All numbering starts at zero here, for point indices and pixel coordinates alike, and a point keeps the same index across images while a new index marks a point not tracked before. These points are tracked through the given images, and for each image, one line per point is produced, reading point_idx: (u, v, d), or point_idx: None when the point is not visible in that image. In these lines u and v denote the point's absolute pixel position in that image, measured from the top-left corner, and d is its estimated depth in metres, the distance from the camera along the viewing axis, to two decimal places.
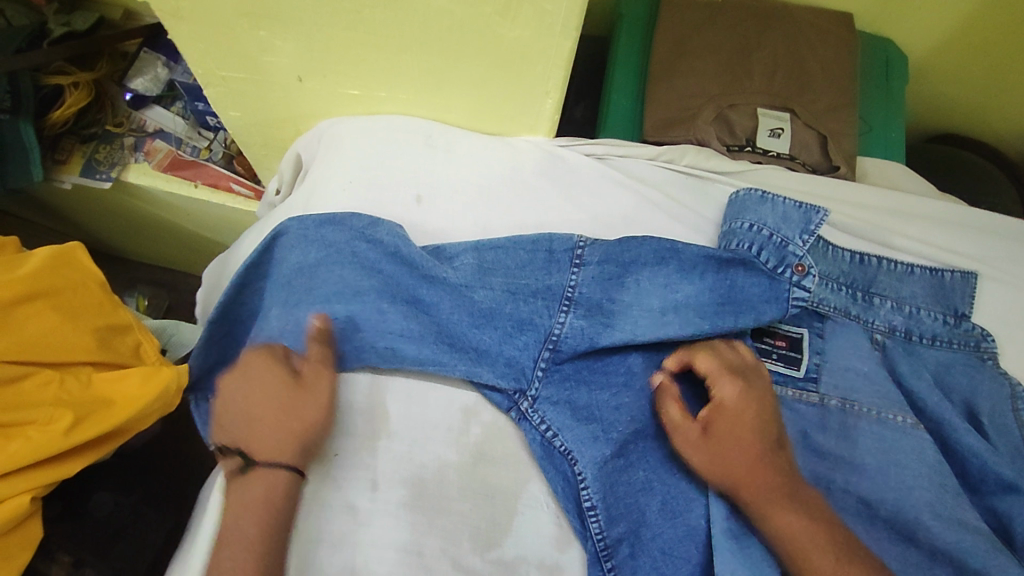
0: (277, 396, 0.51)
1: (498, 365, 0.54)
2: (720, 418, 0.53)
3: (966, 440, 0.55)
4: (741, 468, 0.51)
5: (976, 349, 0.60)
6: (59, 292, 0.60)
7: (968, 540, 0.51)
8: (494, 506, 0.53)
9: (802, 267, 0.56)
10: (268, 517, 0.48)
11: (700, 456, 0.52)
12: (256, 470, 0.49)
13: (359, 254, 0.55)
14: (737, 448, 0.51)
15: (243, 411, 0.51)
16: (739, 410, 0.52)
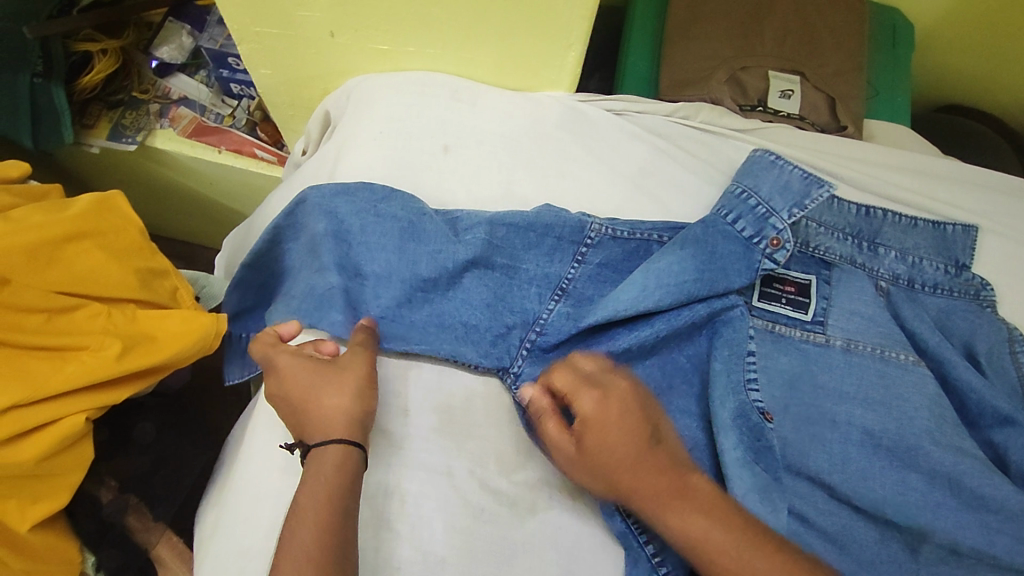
0: (316, 373, 0.51)
1: (483, 343, 0.58)
2: (590, 435, 0.49)
3: (964, 376, 0.58)
4: (616, 466, 0.48)
5: (975, 297, 0.63)
6: (104, 233, 0.63)
7: (964, 464, 0.54)
8: (518, 433, 0.57)
9: (778, 242, 0.59)
10: (339, 495, 0.46)
11: (577, 472, 0.50)
12: (315, 451, 0.48)
13: (370, 228, 0.60)
14: (611, 458, 0.48)
15: (291, 391, 0.51)
16: (603, 421, 0.49)
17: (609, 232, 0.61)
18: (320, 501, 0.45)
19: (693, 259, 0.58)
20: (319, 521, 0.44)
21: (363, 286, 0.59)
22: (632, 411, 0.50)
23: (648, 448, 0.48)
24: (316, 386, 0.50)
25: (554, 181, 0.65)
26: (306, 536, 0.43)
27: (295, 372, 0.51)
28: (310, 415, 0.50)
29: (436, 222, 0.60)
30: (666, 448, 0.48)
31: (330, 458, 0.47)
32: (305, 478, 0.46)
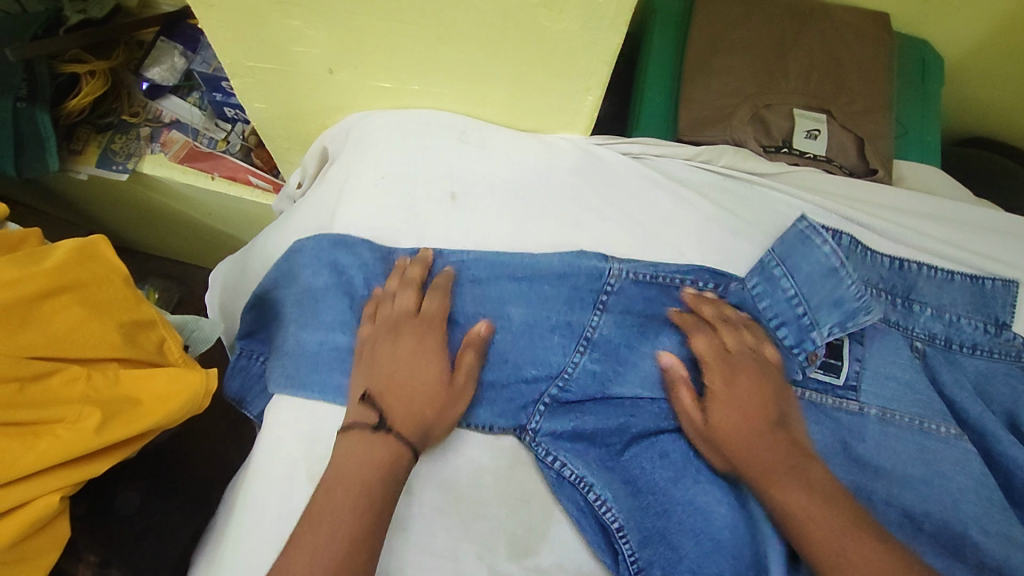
0: (408, 362, 0.53)
1: (499, 402, 0.55)
2: (717, 407, 0.53)
3: (1011, 452, 0.54)
4: (733, 440, 0.52)
5: (1018, 359, 0.59)
6: (85, 286, 0.59)
7: (1018, 557, 0.49)
8: (529, 512, 0.52)
9: (814, 356, 0.57)
10: (378, 478, 0.48)
11: (698, 441, 0.54)
12: (384, 436, 0.50)
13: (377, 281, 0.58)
14: (733, 429, 0.52)
15: (391, 363, 0.53)
16: (725, 391, 0.54)
17: (629, 276, 0.57)
18: (358, 487, 0.47)
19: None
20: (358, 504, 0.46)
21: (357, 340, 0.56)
22: (770, 367, 0.55)
23: (768, 429, 0.51)
24: (421, 397, 0.52)
25: (569, 231, 0.61)
26: (349, 509, 0.45)
27: (397, 354, 0.53)
28: (396, 368, 0.53)
29: (444, 261, 0.58)
30: (790, 433, 0.52)
31: (385, 449, 0.49)
32: (349, 458, 0.48)
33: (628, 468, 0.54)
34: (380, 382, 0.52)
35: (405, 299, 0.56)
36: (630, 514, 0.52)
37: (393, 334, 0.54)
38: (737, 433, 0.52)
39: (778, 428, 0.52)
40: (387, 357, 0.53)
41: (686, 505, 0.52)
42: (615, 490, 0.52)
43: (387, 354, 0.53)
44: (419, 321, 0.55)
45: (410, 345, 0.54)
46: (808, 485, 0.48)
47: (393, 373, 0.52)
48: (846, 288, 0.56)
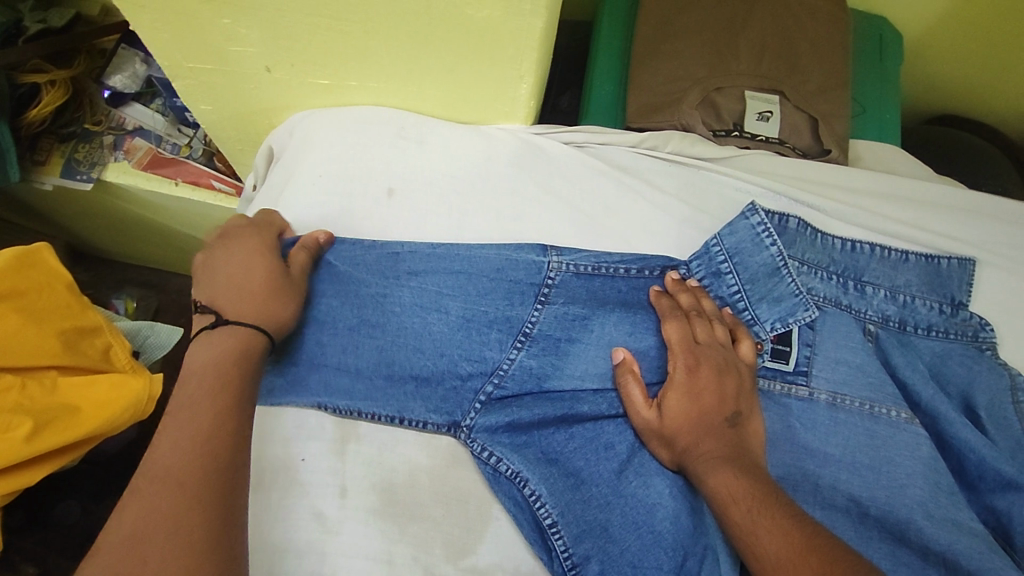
0: (232, 266, 0.51)
1: (434, 398, 0.53)
2: (673, 396, 0.52)
3: (962, 434, 0.52)
4: (683, 432, 0.51)
5: (974, 339, 0.57)
6: (23, 294, 0.58)
7: (962, 542, 0.48)
8: (467, 510, 0.51)
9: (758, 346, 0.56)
10: (216, 410, 0.43)
11: (650, 436, 0.52)
12: (219, 330, 0.48)
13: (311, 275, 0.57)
14: (687, 424, 0.51)
15: (231, 275, 0.50)
16: (689, 379, 0.52)
17: (569, 267, 0.56)
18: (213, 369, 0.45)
19: (652, 331, 0.56)
20: (194, 422, 0.42)
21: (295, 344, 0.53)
22: (736, 360, 0.54)
23: (720, 423, 0.51)
24: (255, 292, 0.50)
25: (509, 222, 0.60)
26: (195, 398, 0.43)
27: (231, 263, 0.51)
28: (239, 271, 0.50)
29: (383, 257, 0.56)
30: (742, 432, 0.51)
31: (227, 341, 0.47)
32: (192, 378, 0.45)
33: (573, 463, 0.52)
34: (216, 287, 0.50)
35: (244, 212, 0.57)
36: (568, 509, 0.50)
37: (224, 245, 0.53)
38: (682, 420, 0.51)
39: (731, 425, 0.51)
40: (223, 267, 0.51)
41: (628, 497, 0.51)
42: (555, 482, 0.50)
43: (222, 259, 0.51)
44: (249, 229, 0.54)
45: (241, 245, 0.52)
46: (738, 469, 0.48)
47: (214, 281, 0.50)
48: (786, 286, 0.56)
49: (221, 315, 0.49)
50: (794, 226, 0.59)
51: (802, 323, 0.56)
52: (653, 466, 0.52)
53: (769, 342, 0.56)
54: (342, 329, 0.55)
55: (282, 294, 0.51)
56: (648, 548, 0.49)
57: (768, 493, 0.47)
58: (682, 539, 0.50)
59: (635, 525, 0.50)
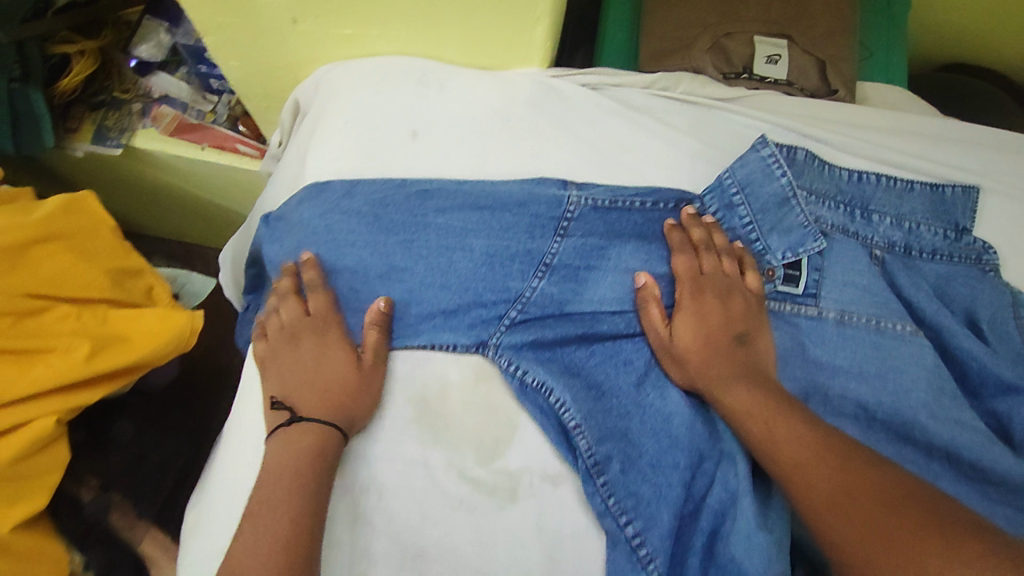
0: (309, 376, 0.55)
1: (461, 326, 0.56)
2: (683, 320, 0.55)
3: (965, 344, 0.55)
4: (694, 356, 0.54)
5: (976, 262, 0.60)
6: (72, 235, 0.61)
7: (964, 438, 0.51)
8: (496, 420, 0.54)
9: (772, 272, 0.59)
10: (302, 487, 0.49)
11: (665, 360, 0.55)
12: (302, 426, 0.52)
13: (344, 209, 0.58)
14: (699, 351, 0.54)
15: (316, 376, 0.55)
16: (701, 309, 0.56)
17: (587, 202, 0.59)
18: (289, 471, 0.50)
19: (665, 259, 0.59)
20: (271, 521, 0.47)
21: (341, 281, 0.58)
22: (755, 305, 0.57)
23: (729, 344, 0.54)
24: (325, 389, 0.53)
25: (528, 160, 0.62)
26: (278, 500, 0.48)
27: (301, 356, 0.56)
28: (321, 366, 0.55)
29: (409, 195, 0.59)
30: (752, 351, 0.54)
31: (308, 438, 0.51)
32: (281, 467, 0.50)
33: (593, 377, 0.55)
34: (292, 385, 0.55)
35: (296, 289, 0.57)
36: (591, 414, 0.53)
37: (294, 344, 0.56)
38: (693, 356, 0.54)
39: (739, 344, 0.54)
40: (292, 364, 0.56)
41: (646, 406, 0.54)
42: (577, 395, 0.53)
43: (290, 359, 0.56)
44: (313, 322, 0.56)
45: (312, 343, 0.56)
46: (752, 386, 0.52)
47: (290, 379, 0.55)
48: (795, 217, 0.59)
49: (295, 412, 0.54)
50: (802, 157, 0.61)
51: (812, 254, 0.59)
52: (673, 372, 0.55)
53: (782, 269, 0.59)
54: (373, 266, 0.57)
55: (363, 384, 0.53)
56: (673, 444, 0.53)
57: (783, 404, 0.50)
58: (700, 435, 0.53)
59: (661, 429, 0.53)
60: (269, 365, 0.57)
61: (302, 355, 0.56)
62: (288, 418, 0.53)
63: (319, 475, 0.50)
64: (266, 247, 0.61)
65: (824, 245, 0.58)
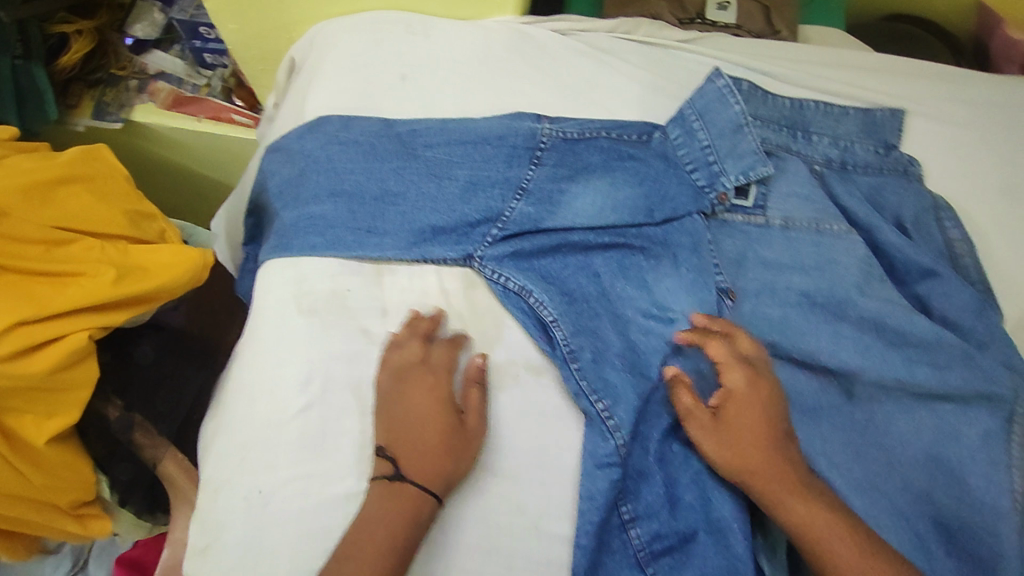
0: (406, 425, 0.54)
1: (450, 241, 0.62)
2: (734, 403, 0.54)
3: (889, 239, 0.62)
4: (750, 433, 0.53)
5: (903, 173, 0.68)
6: (93, 179, 0.68)
7: (890, 312, 0.58)
8: (485, 321, 0.61)
9: (723, 197, 0.65)
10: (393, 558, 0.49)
11: (708, 437, 0.54)
12: (405, 489, 0.52)
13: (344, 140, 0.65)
14: (745, 422, 0.54)
15: (412, 421, 0.54)
16: (750, 395, 0.54)
17: (558, 134, 0.66)
18: (382, 531, 0.50)
19: (629, 182, 0.64)
20: None
21: (331, 209, 0.62)
22: (786, 416, 0.55)
23: (773, 440, 0.53)
24: (428, 446, 0.53)
25: (506, 96, 0.69)
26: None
27: (411, 408, 0.55)
28: (409, 412, 0.54)
29: (400, 133, 0.65)
30: (794, 449, 0.54)
31: (407, 501, 0.51)
32: (361, 526, 0.50)
33: (566, 284, 0.62)
34: (394, 437, 0.54)
35: (449, 346, 0.58)
36: (565, 312, 0.60)
37: (399, 394, 0.55)
38: (742, 473, 0.53)
39: (787, 441, 0.54)
40: (402, 411, 0.54)
41: (611, 302, 0.62)
42: (552, 299, 0.60)
43: (399, 405, 0.55)
44: (424, 371, 0.56)
45: (422, 389, 0.55)
46: (807, 494, 0.52)
47: (391, 427, 0.54)
48: (747, 142, 0.65)
49: (404, 471, 0.52)
50: (747, 88, 0.69)
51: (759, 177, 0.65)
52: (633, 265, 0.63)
53: (733, 189, 0.65)
54: (367, 191, 0.62)
55: (455, 441, 0.54)
56: (631, 329, 0.61)
57: (804, 484, 0.52)
58: (656, 321, 0.61)
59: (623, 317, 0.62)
60: (380, 410, 0.55)
61: (431, 396, 0.55)
62: (391, 472, 0.52)
63: (410, 537, 0.50)
64: (270, 179, 0.67)
65: (769, 171, 0.64)
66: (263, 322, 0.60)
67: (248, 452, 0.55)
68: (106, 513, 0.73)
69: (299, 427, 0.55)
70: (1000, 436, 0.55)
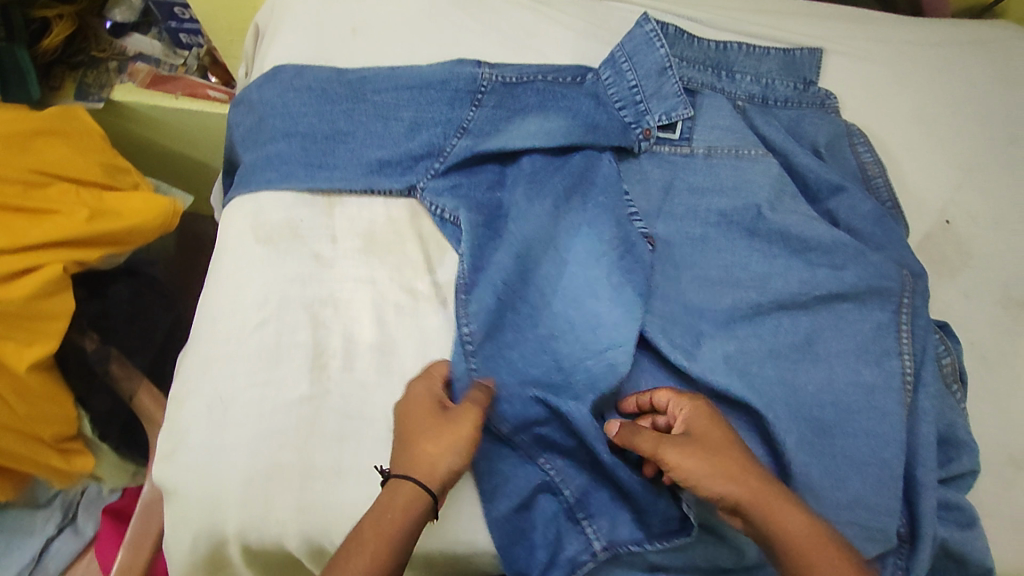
0: (427, 421, 0.53)
1: (396, 173, 0.67)
2: (692, 427, 0.54)
3: (803, 161, 0.67)
4: (729, 458, 0.52)
5: (821, 106, 0.73)
6: (69, 133, 0.72)
7: (791, 220, 0.63)
8: (429, 246, 0.66)
9: (648, 133, 0.70)
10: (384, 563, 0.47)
11: (704, 467, 0.51)
12: (395, 486, 0.50)
13: (298, 86, 0.69)
14: (722, 448, 0.52)
15: (406, 431, 0.53)
16: (703, 418, 0.55)
17: (498, 79, 0.71)
18: (373, 546, 0.47)
19: (562, 120, 0.69)
20: None
21: (286, 147, 0.67)
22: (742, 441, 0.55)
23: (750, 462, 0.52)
24: (416, 438, 0.52)
25: (451, 46, 0.75)
26: None
27: (402, 417, 0.54)
28: (410, 421, 0.54)
29: (350, 80, 0.70)
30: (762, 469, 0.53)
31: (401, 501, 0.49)
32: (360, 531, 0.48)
33: (495, 214, 0.67)
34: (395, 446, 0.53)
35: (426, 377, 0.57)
36: (476, 246, 0.64)
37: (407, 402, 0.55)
38: (742, 492, 0.50)
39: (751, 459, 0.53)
40: (405, 417, 0.54)
41: (527, 233, 0.64)
42: (472, 225, 0.64)
43: (412, 412, 0.54)
44: (433, 389, 0.56)
45: (424, 396, 0.55)
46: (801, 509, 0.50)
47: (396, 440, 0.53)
48: (670, 82, 0.70)
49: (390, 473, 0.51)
50: (674, 32, 0.74)
51: (682, 117, 0.71)
52: (534, 199, 0.66)
53: (658, 126, 0.71)
54: (320, 130, 0.67)
55: (445, 430, 0.52)
56: (527, 256, 0.63)
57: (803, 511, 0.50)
58: (545, 253, 0.64)
59: (525, 245, 0.63)
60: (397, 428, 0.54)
61: (424, 407, 0.54)
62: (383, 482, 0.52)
63: (397, 541, 0.48)
64: (235, 126, 0.73)
65: (690, 113, 0.70)
66: (223, 252, 0.65)
67: (210, 368, 0.60)
68: (88, 451, 0.79)
69: (255, 341, 0.60)
70: (892, 327, 0.59)
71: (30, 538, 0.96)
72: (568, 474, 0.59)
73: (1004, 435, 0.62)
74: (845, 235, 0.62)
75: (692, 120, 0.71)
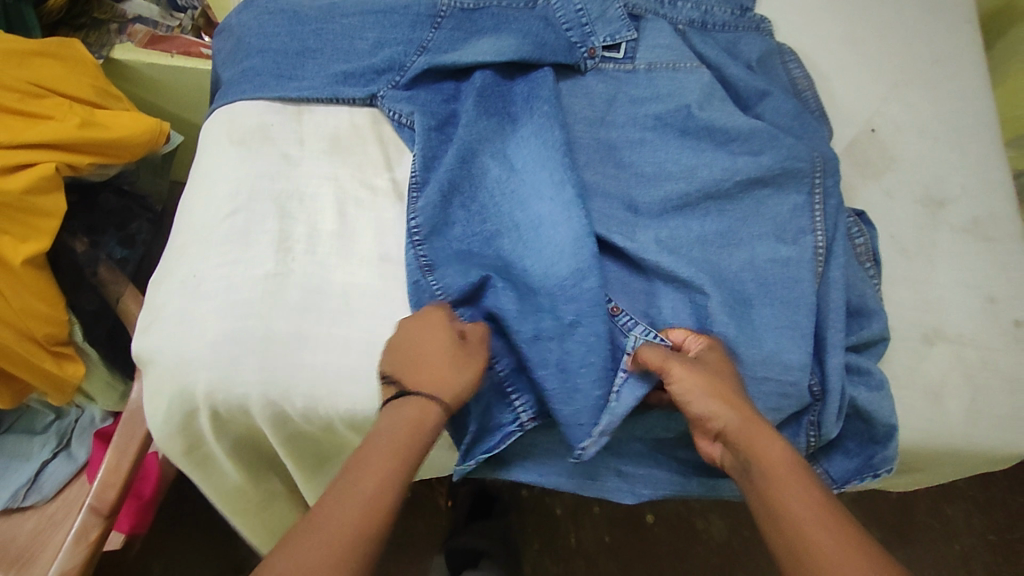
0: (451, 350, 0.58)
1: (359, 84, 0.73)
2: (706, 360, 0.57)
3: (733, 72, 0.73)
4: (746, 417, 0.54)
5: (757, 29, 0.79)
6: (65, 58, 0.79)
7: (718, 117, 0.69)
8: (391, 150, 0.73)
9: (592, 52, 0.76)
10: (392, 464, 0.51)
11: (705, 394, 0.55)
12: (409, 398, 0.55)
13: (274, 9, 0.76)
14: (732, 392, 0.55)
15: (419, 352, 0.57)
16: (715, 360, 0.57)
17: (456, 5, 0.75)
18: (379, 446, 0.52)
19: (514, 38, 0.73)
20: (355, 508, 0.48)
21: (260, 61, 0.74)
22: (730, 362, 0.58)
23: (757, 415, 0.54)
24: (431, 360, 0.57)
25: None
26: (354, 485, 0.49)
27: (413, 337, 0.58)
28: (422, 342, 0.58)
29: (319, 6, 0.75)
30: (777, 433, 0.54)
31: (411, 414, 0.54)
32: (372, 439, 0.53)
33: (447, 123, 0.72)
34: (402, 363, 0.57)
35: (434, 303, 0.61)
36: (426, 151, 0.69)
37: (419, 323, 0.59)
38: (774, 458, 0.51)
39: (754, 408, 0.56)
40: (414, 338, 0.58)
41: (477, 143, 0.70)
42: (426, 129, 0.70)
43: (422, 335, 0.58)
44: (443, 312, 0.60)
45: (438, 319, 0.59)
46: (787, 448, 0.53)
47: (402, 355, 0.57)
48: (614, 8, 0.76)
49: (403, 387, 0.56)
50: None
51: (626, 40, 0.76)
52: (483, 110, 0.71)
53: (603, 46, 0.76)
54: (292, 48, 0.74)
55: (461, 359, 0.58)
56: (472, 159, 0.69)
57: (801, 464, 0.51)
58: (489, 157, 0.70)
59: (475, 154, 0.69)
60: (399, 342, 0.58)
61: (438, 330, 0.58)
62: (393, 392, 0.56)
63: (409, 450, 0.52)
64: (218, 50, 0.80)
65: (633, 37, 0.76)
66: (203, 154, 0.72)
67: (185, 252, 0.66)
68: (79, 358, 0.81)
69: (225, 227, 0.66)
70: (807, 208, 0.66)
71: (26, 463, 0.93)
72: (502, 354, 0.63)
73: (916, 312, 0.68)
74: (760, 123, 0.68)
75: (636, 40, 0.76)
